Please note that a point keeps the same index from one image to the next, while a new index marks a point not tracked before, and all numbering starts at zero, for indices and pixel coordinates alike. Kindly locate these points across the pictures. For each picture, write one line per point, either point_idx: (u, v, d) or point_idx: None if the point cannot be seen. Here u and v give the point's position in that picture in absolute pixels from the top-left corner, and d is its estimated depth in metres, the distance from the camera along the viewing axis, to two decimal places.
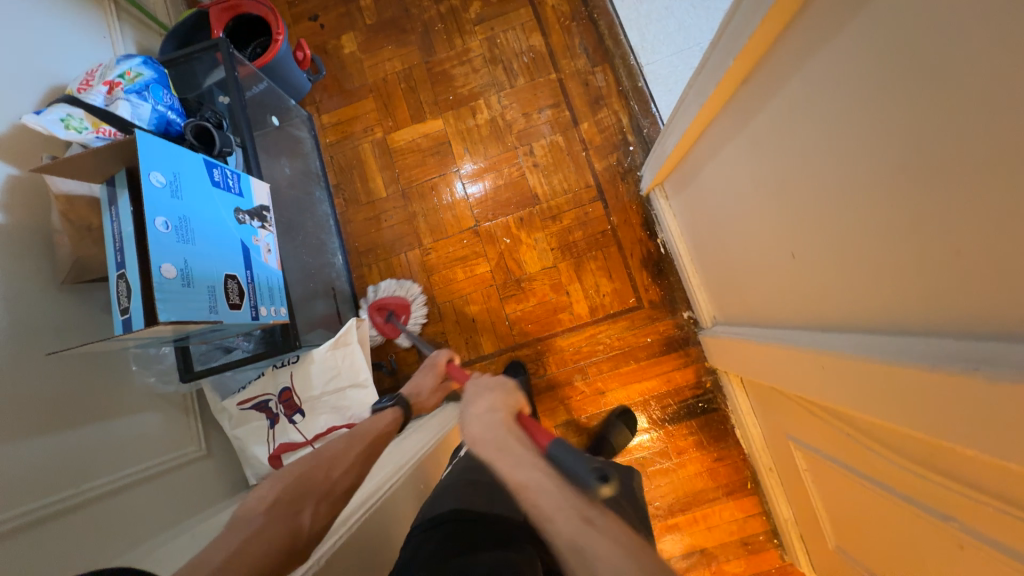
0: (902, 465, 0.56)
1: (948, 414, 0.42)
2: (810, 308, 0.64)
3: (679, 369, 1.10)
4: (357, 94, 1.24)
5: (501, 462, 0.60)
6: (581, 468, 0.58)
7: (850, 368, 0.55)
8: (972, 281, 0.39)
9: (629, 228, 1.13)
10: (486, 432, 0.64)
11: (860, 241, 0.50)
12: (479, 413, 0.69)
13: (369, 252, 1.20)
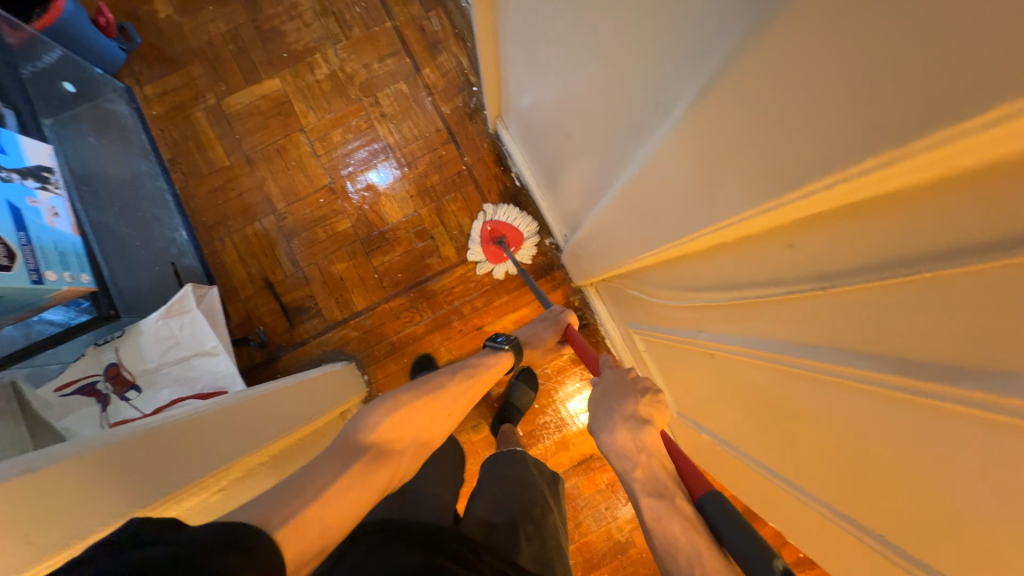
0: (687, 298, 0.63)
1: (674, 208, 0.46)
2: (597, 184, 0.69)
3: (548, 294, 1.14)
4: (181, 60, 1.16)
5: (637, 492, 0.54)
6: (740, 539, 0.42)
7: (626, 212, 0.59)
8: (646, 91, 0.43)
9: (485, 166, 1.16)
10: (636, 453, 0.57)
11: (597, 91, 0.54)
12: (626, 422, 0.60)
13: (219, 225, 1.13)
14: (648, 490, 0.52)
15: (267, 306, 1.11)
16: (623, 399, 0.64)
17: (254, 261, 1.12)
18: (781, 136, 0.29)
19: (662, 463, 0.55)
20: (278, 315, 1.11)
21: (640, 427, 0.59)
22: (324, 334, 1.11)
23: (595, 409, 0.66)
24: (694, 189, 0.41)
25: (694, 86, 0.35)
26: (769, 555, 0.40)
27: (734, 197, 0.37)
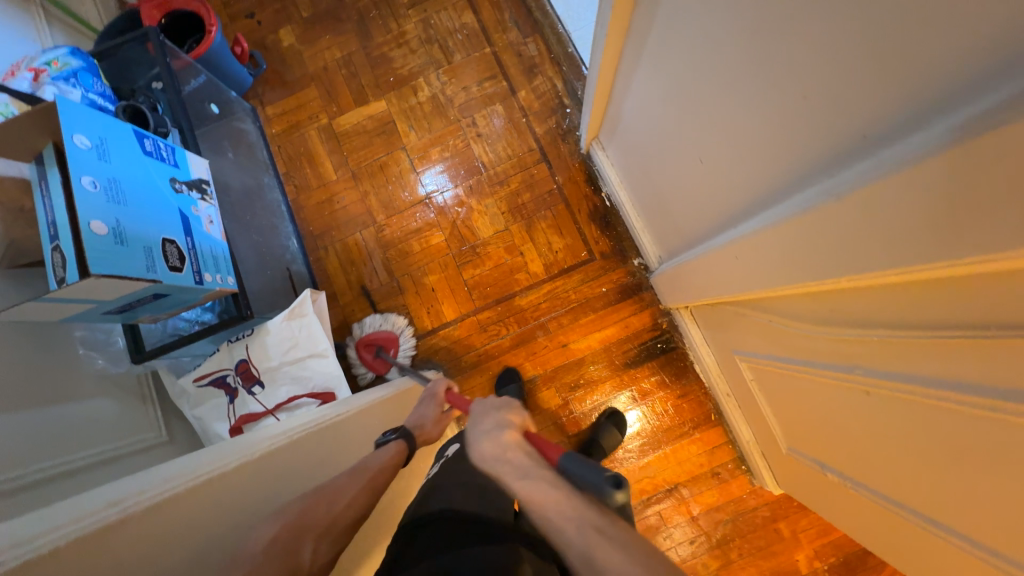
0: (813, 333, 0.60)
1: (821, 250, 0.45)
2: (720, 210, 0.69)
3: (635, 315, 1.13)
4: (299, 84, 1.27)
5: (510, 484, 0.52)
6: (594, 479, 0.49)
7: (749, 249, 0.58)
8: (823, 129, 0.42)
9: (575, 185, 1.18)
10: (503, 454, 0.55)
11: (745, 123, 0.54)
12: (490, 432, 0.58)
13: (325, 235, 1.21)
14: (517, 476, 0.51)
15: (363, 312, 1.17)
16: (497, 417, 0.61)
17: (353, 269, 1.19)
18: (995, 205, 0.28)
19: (523, 449, 0.55)
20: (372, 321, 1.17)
21: (502, 431, 0.58)
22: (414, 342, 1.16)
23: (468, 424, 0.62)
24: (858, 237, 0.40)
25: (906, 131, 0.34)
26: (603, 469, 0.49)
27: (907, 251, 0.36)
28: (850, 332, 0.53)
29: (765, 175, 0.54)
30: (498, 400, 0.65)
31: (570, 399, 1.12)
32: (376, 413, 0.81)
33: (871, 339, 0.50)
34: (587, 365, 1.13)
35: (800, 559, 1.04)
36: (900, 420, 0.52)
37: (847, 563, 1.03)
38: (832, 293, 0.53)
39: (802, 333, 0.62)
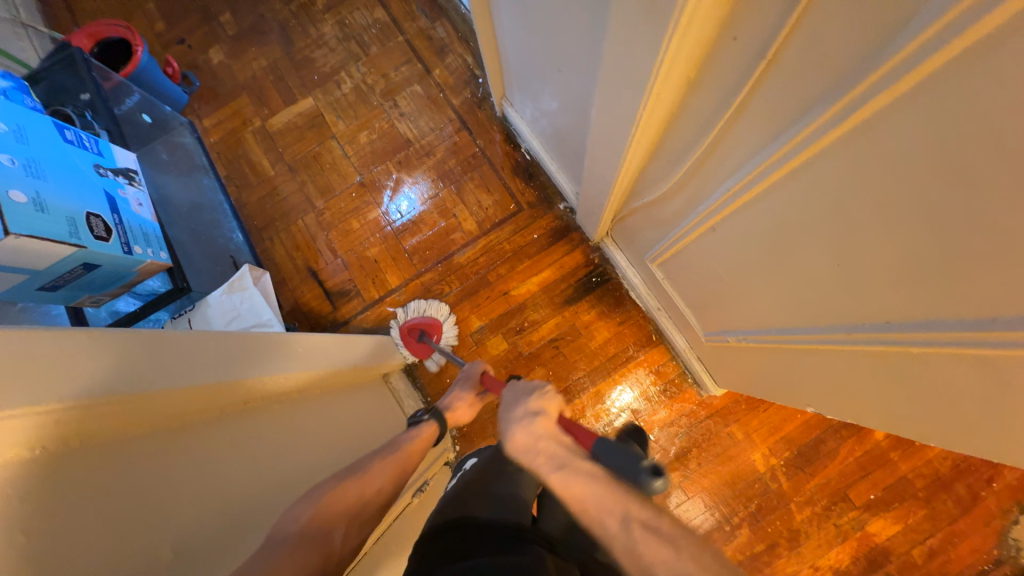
0: (670, 194, 0.67)
1: (622, 87, 0.53)
2: (582, 111, 0.76)
3: (567, 255, 1.19)
4: (231, 95, 1.36)
5: (546, 473, 0.58)
6: (621, 461, 0.57)
7: (599, 122, 0.65)
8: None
9: (495, 145, 1.27)
10: (535, 442, 0.61)
11: (560, 12, 0.62)
12: (521, 421, 0.64)
13: (268, 227, 1.28)
14: (555, 467, 0.57)
15: (313, 292, 1.23)
16: (517, 403, 0.67)
17: (299, 254, 1.26)
18: None
19: (557, 443, 0.60)
20: (322, 299, 1.23)
21: (533, 420, 0.63)
22: (364, 312, 1.21)
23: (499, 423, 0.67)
24: (630, 56, 0.47)
25: None
26: (637, 456, 0.57)
27: (647, 50, 0.43)
28: (680, 171, 0.59)
29: (586, 52, 0.61)
30: (528, 387, 0.71)
31: (517, 343, 1.17)
32: (303, 350, 0.80)
33: (692, 168, 0.57)
34: (528, 308, 1.18)
35: (758, 457, 1.07)
36: (741, 241, 0.58)
37: (801, 455, 1.05)
38: (660, 139, 0.60)
39: (666, 198, 0.69)
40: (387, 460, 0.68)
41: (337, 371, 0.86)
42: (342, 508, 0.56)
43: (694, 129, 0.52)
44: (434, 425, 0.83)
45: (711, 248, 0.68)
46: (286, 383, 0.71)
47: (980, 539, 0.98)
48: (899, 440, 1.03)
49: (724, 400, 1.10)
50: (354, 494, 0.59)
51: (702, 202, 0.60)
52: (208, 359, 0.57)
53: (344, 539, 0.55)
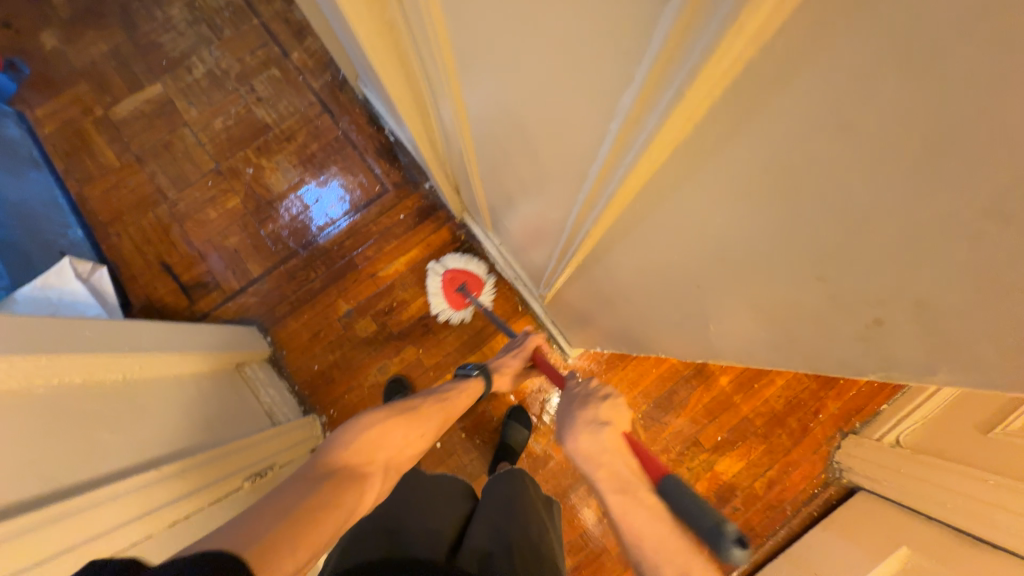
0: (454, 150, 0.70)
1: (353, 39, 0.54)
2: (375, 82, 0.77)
3: (432, 233, 1.20)
4: (68, 83, 1.26)
5: (604, 490, 0.56)
6: (695, 507, 0.50)
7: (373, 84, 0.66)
8: None
9: (359, 128, 1.26)
10: (599, 453, 0.60)
11: None
12: (587, 425, 0.65)
13: (115, 220, 1.20)
14: (616, 490, 0.55)
15: (167, 287, 1.16)
16: (590, 404, 0.68)
17: (151, 247, 1.19)
18: None
19: (623, 459, 0.59)
20: (178, 293, 1.16)
21: (600, 427, 0.63)
22: (223, 305, 1.16)
23: (558, 420, 0.69)
24: None
25: None
26: (719, 519, 0.49)
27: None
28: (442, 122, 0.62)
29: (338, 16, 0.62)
30: (594, 389, 0.72)
31: (386, 323, 1.16)
32: (123, 334, 0.79)
33: (444, 118, 0.60)
34: (396, 289, 1.18)
35: None
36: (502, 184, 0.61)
37: (658, 406, 1.12)
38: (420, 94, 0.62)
39: (455, 156, 0.71)
40: (430, 418, 0.72)
41: (194, 356, 0.88)
42: (383, 457, 0.62)
43: (423, 77, 0.54)
44: (480, 383, 0.86)
45: (502, 203, 0.71)
46: (131, 369, 0.75)
47: (810, 465, 1.09)
48: (741, 384, 1.12)
49: (587, 362, 1.14)
50: (399, 442, 0.65)
51: (467, 151, 0.63)
52: (41, 344, 0.63)
53: (381, 482, 0.59)
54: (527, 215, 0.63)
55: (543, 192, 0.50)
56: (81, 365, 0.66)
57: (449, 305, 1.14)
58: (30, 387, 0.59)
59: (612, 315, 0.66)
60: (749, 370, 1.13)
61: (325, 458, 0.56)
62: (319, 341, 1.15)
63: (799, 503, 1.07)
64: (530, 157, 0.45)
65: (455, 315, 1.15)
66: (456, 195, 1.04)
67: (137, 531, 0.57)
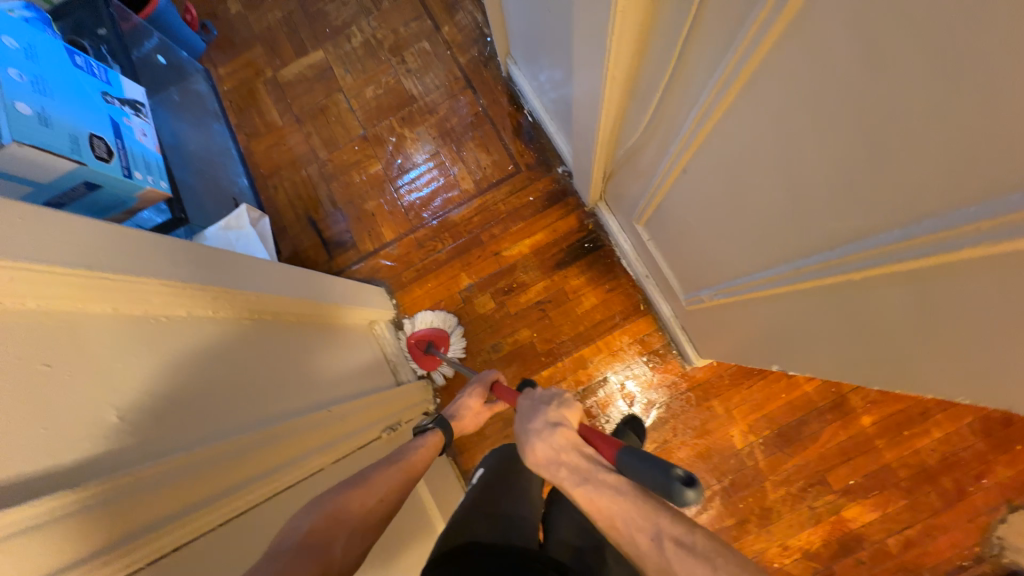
0: (644, 140, 0.66)
1: (590, 14, 0.52)
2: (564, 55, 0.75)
3: (560, 219, 1.19)
4: (246, 45, 1.39)
5: (568, 486, 0.55)
6: (649, 478, 0.50)
7: (580, 59, 0.64)
8: None
9: (499, 106, 1.26)
10: (557, 455, 0.58)
11: None
12: (541, 433, 0.61)
13: (274, 175, 1.32)
14: (577, 480, 0.54)
15: (311, 241, 1.27)
16: (536, 415, 0.64)
17: (300, 202, 1.29)
18: None
19: (579, 454, 0.57)
20: (319, 248, 1.26)
21: (553, 431, 0.61)
22: (357, 263, 1.24)
23: (517, 434, 0.64)
24: None
25: None
26: (667, 467, 0.49)
27: None
28: (651, 110, 0.59)
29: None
30: (545, 395, 0.69)
31: (505, 303, 1.17)
32: (291, 280, 0.86)
33: (659, 104, 0.56)
34: (518, 270, 1.18)
35: (737, 433, 1.05)
36: (703, 185, 0.57)
37: (783, 434, 1.03)
38: (632, 76, 0.59)
39: (642, 143, 0.68)
40: (387, 476, 0.62)
41: (340, 309, 0.96)
42: (347, 525, 0.52)
43: (659, 59, 0.51)
44: (439, 435, 0.78)
45: (681, 202, 0.67)
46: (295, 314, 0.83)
47: (961, 535, 0.95)
48: (887, 427, 1.00)
49: (704, 373, 1.08)
50: (359, 510, 0.55)
51: (668, 145, 0.59)
52: (246, 281, 0.72)
53: (347, 555, 0.50)
54: (718, 219, 0.59)
55: (772, 203, 0.45)
56: (268, 304, 0.75)
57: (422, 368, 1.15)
58: (236, 317, 0.68)
59: (789, 341, 0.60)
60: (900, 416, 1.00)
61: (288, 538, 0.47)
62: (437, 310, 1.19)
63: (940, 572, 0.95)
64: (779, 164, 0.41)
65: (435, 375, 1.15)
66: (602, 183, 1.00)
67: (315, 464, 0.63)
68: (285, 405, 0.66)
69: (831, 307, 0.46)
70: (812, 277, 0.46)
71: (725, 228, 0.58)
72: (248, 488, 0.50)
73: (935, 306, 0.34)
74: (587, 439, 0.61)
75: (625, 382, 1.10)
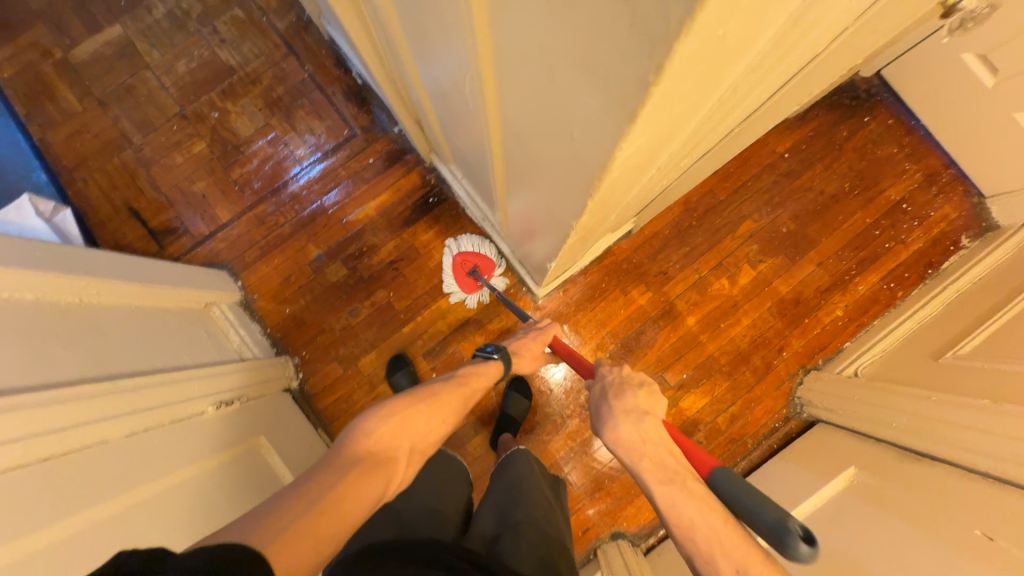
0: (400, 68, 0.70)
1: None
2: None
3: (402, 178, 1.20)
4: (23, 24, 1.22)
5: (649, 481, 0.54)
6: (761, 509, 0.50)
7: None
8: None
9: (325, 71, 1.23)
10: (642, 444, 0.57)
11: None
12: (626, 414, 0.61)
13: (80, 166, 1.18)
14: (661, 480, 0.53)
15: (136, 232, 1.16)
16: (625, 395, 0.64)
17: (118, 193, 1.18)
18: None
19: (670, 452, 0.57)
20: (147, 239, 1.16)
21: (642, 419, 0.60)
22: (193, 250, 1.16)
23: (594, 405, 0.65)
24: None
25: None
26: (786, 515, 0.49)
27: None
28: (381, 30, 0.61)
29: None
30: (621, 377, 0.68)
31: (358, 267, 1.16)
32: (79, 260, 0.80)
33: (379, 22, 0.59)
34: (367, 233, 1.18)
35: (588, 352, 1.14)
36: (438, 98, 0.61)
37: (626, 345, 1.14)
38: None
39: (401, 72, 0.71)
40: (451, 397, 0.67)
41: (152, 292, 0.89)
42: (409, 440, 0.57)
43: None
44: (499, 363, 0.80)
45: (447, 126, 0.71)
46: (78, 296, 0.76)
47: (772, 401, 1.11)
48: (707, 323, 1.14)
49: (557, 304, 1.15)
50: (422, 429, 0.59)
51: (406, 64, 0.63)
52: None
53: (407, 467, 0.55)
54: (460, 129, 0.62)
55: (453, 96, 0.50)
56: (27, 285, 0.68)
57: (461, 289, 1.13)
58: None
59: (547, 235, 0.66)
60: (716, 311, 1.14)
61: (353, 447, 0.52)
62: (289, 284, 1.16)
63: (760, 437, 1.10)
64: (432, 49, 0.44)
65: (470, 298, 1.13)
66: (421, 132, 1.03)
67: (70, 446, 0.58)
68: (57, 377, 0.62)
69: (518, 184, 0.51)
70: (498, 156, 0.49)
71: (466, 138, 0.63)
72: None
73: (522, 144, 0.38)
74: (677, 440, 0.60)
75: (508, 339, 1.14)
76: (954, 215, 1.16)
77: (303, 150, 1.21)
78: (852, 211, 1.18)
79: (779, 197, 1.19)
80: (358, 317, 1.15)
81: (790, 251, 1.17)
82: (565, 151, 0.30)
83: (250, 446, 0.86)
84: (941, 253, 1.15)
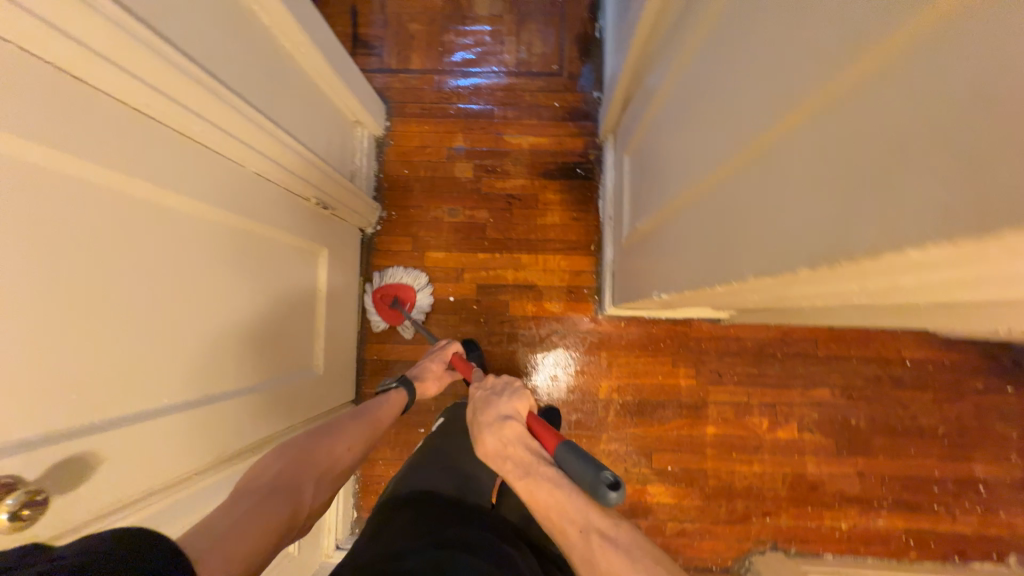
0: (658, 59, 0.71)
1: None
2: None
3: (569, 137, 1.21)
4: None
5: (511, 480, 0.58)
6: (584, 467, 0.54)
7: None
8: None
9: (577, 6, 1.24)
10: (503, 447, 0.62)
11: None
12: (490, 422, 0.66)
13: None
14: (522, 474, 0.58)
15: (344, 28, 1.25)
16: (496, 403, 0.69)
17: None
18: None
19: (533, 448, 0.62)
20: (348, 39, 1.25)
21: (502, 424, 0.65)
22: (373, 73, 1.24)
23: (470, 419, 0.70)
24: None
25: None
26: (599, 467, 0.54)
27: None
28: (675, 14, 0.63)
29: None
30: (498, 386, 0.74)
31: (482, 180, 1.21)
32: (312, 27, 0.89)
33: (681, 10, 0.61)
34: (509, 160, 1.21)
35: (606, 385, 1.14)
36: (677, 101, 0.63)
37: (640, 406, 1.13)
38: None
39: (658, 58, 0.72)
40: (357, 424, 0.73)
41: (332, 81, 0.97)
42: (313, 468, 0.61)
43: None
44: (403, 393, 0.86)
45: (658, 126, 0.73)
46: (284, 40, 0.82)
47: (723, 546, 1.09)
48: (721, 443, 1.11)
49: (609, 328, 1.16)
50: (328, 455, 0.65)
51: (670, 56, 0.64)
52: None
53: (315, 492, 0.60)
54: (674, 136, 0.62)
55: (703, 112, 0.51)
56: (260, 1, 0.73)
57: (389, 323, 1.15)
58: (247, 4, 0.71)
59: (666, 272, 0.67)
60: (737, 440, 1.11)
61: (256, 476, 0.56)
62: (420, 152, 1.22)
63: (689, 565, 1.09)
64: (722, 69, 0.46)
65: (402, 328, 1.15)
66: (619, 113, 1.03)
67: (228, 148, 0.65)
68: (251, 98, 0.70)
69: (706, 215, 0.51)
70: (713, 175, 0.47)
71: (671, 149, 0.64)
72: (145, 94, 0.51)
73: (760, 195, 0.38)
74: (532, 432, 0.65)
75: (550, 326, 1.16)
76: (1018, 530, 1.06)
77: (512, 56, 1.24)
78: (927, 456, 1.09)
79: (870, 393, 1.12)
80: (453, 218, 1.19)
81: (841, 443, 1.11)
82: (816, 226, 0.30)
83: (313, 251, 0.95)
84: (977, 553, 1.06)
